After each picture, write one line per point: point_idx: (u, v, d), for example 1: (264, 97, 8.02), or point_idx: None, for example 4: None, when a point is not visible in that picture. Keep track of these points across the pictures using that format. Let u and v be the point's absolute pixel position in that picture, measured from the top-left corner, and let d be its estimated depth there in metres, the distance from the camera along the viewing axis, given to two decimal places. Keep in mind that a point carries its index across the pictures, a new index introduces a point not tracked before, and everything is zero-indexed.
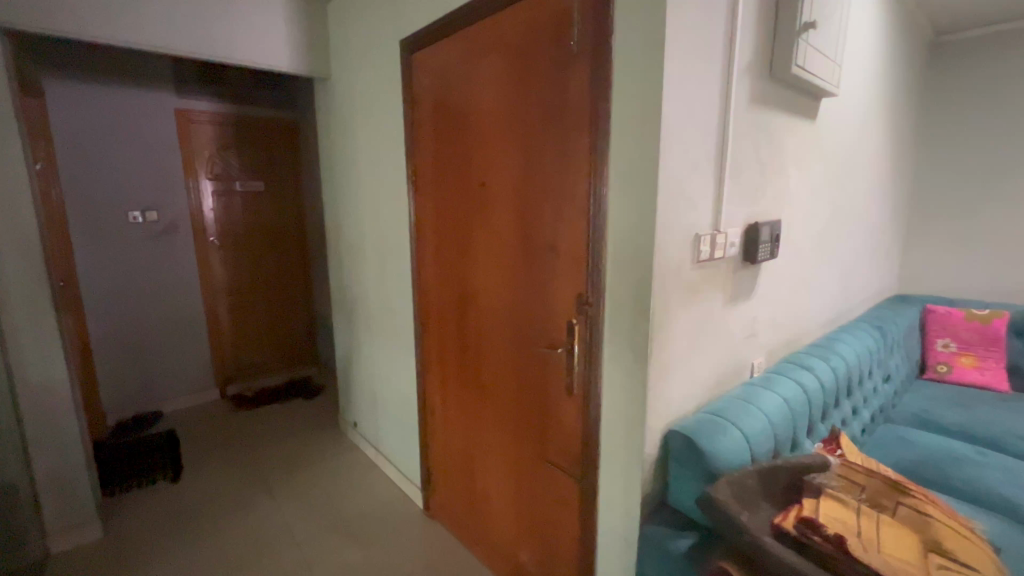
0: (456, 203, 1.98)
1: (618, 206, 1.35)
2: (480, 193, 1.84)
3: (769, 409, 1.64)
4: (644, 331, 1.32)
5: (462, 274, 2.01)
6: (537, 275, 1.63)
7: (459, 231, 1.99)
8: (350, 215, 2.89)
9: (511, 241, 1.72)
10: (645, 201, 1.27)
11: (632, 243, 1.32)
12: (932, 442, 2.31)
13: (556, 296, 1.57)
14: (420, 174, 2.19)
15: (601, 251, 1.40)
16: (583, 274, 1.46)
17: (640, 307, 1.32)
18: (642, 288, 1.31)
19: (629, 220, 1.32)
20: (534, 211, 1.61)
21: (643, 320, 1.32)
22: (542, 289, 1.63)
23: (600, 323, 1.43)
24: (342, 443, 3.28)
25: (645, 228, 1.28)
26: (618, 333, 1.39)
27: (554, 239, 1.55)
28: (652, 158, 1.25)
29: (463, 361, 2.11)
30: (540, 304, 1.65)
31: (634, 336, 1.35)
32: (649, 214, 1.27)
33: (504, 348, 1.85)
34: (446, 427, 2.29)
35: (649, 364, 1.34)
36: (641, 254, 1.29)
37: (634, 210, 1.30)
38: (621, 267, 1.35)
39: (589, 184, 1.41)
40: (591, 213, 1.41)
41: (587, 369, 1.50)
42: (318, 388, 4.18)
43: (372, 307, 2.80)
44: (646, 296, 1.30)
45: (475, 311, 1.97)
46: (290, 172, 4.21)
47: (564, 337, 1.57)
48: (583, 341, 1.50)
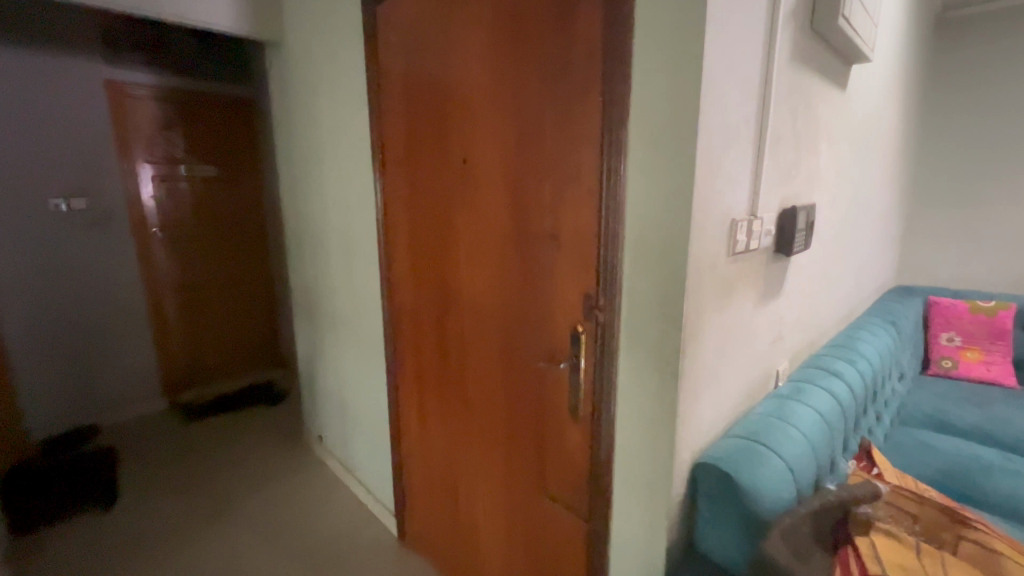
0: (433, 187, 1.66)
1: (639, 185, 1.06)
2: (462, 173, 1.52)
3: (807, 429, 1.39)
4: (675, 343, 1.04)
5: (442, 271, 1.69)
6: (533, 273, 1.34)
7: (437, 221, 1.67)
8: (310, 202, 2.52)
9: (501, 232, 1.41)
10: (677, 178, 0.99)
11: (659, 233, 1.03)
12: (955, 447, 2.13)
13: (557, 297, 1.28)
14: (388, 153, 1.85)
15: (617, 243, 1.10)
16: (593, 272, 1.17)
17: (669, 314, 1.04)
18: (672, 291, 1.03)
19: (655, 202, 1.03)
20: (529, 195, 1.30)
21: (672, 330, 1.04)
22: (539, 290, 1.33)
23: (615, 332, 1.15)
24: (306, 458, 2.94)
25: (677, 213, 1.00)
26: (640, 345, 1.11)
27: (555, 227, 1.25)
28: (688, 121, 0.96)
29: (444, 372, 1.80)
30: (536, 308, 1.35)
31: (661, 350, 1.07)
32: (683, 195, 0.99)
33: (494, 360, 1.55)
34: (424, 447, 1.98)
35: (680, 385, 1.07)
36: (672, 246, 1.01)
37: (661, 189, 1.02)
38: (644, 262, 1.07)
39: (600, 157, 1.11)
40: (602, 196, 1.11)
41: (596, 388, 1.21)
42: (282, 393, 3.80)
43: (336, 307, 2.46)
44: (677, 300, 1.02)
45: (458, 315, 1.66)
46: (245, 155, 3.78)
47: (567, 349, 1.27)
48: (591, 353, 1.21)
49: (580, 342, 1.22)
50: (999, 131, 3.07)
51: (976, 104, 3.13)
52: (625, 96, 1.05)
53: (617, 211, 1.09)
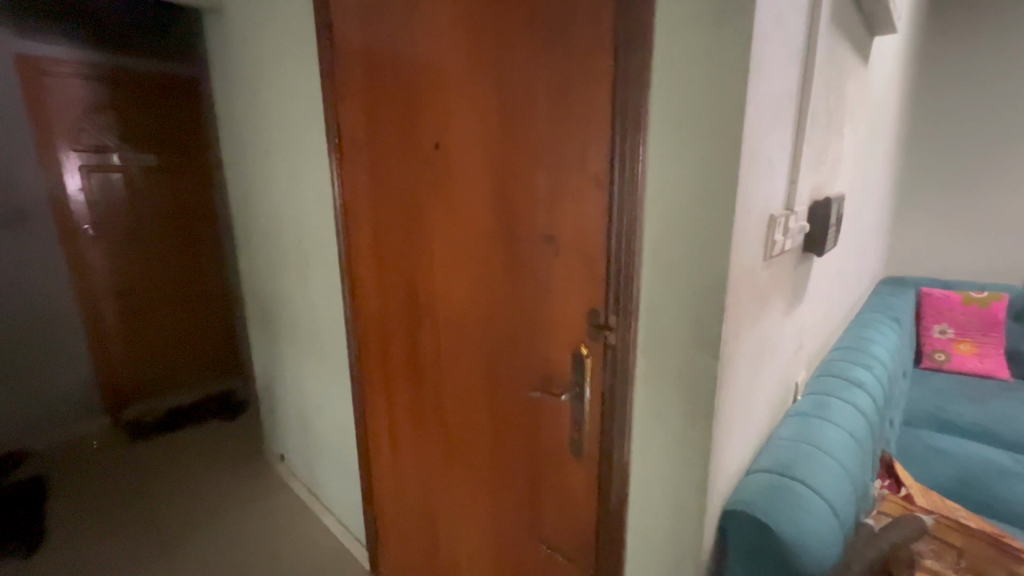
0: (399, 179, 1.39)
1: (663, 177, 0.84)
2: (434, 163, 1.26)
3: (841, 454, 1.21)
4: (710, 373, 0.83)
5: (413, 278, 1.44)
6: (524, 284, 1.10)
7: (405, 219, 1.40)
8: (260, 196, 2.21)
9: (484, 235, 1.16)
10: (716, 165, 0.77)
11: (690, 236, 0.82)
12: (964, 450, 2.02)
13: (555, 312, 1.05)
14: (346, 139, 1.57)
15: (634, 249, 0.88)
16: (601, 284, 0.94)
17: (703, 338, 0.83)
18: (708, 309, 0.81)
19: (685, 197, 0.81)
20: (518, 188, 1.06)
21: (707, 357, 0.83)
22: (532, 305, 1.09)
23: (630, 357, 0.93)
24: (268, 481, 2.64)
25: (716, 210, 0.78)
26: (663, 374, 0.90)
27: (550, 229, 1.01)
28: (731, 91, 0.74)
29: (418, 395, 1.55)
30: (527, 327, 1.12)
31: (690, 381, 0.86)
32: (724, 187, 0.77)
33: (477, 385, 1.31)
34: (398, 476, 1.73)
35: (715, 424, 0.86)
36: (709, 251, 0.80)
37: (694, 180, 0.80)
38: (669, 273, 0.85)
39: (609, 140, 0.88)
40: (613, 189, 0.88)
41: (605, 425, 0.99)
42: (241, 405, 3.47)
43: (294, 315, 2.16)
44: (715, 319, 0.81)
45: (433, 331, 1.41)
46: (190, 142, 3.39)
47: (567, 375, 1.05)
48: (599, 381, 0.99)
49: (585, 368, 1.00)
50: (989, 116, 3.00)
51: (967, 87, 3.03)
52: (644, 59, 0.81)
53: (634, 207, 0.86)
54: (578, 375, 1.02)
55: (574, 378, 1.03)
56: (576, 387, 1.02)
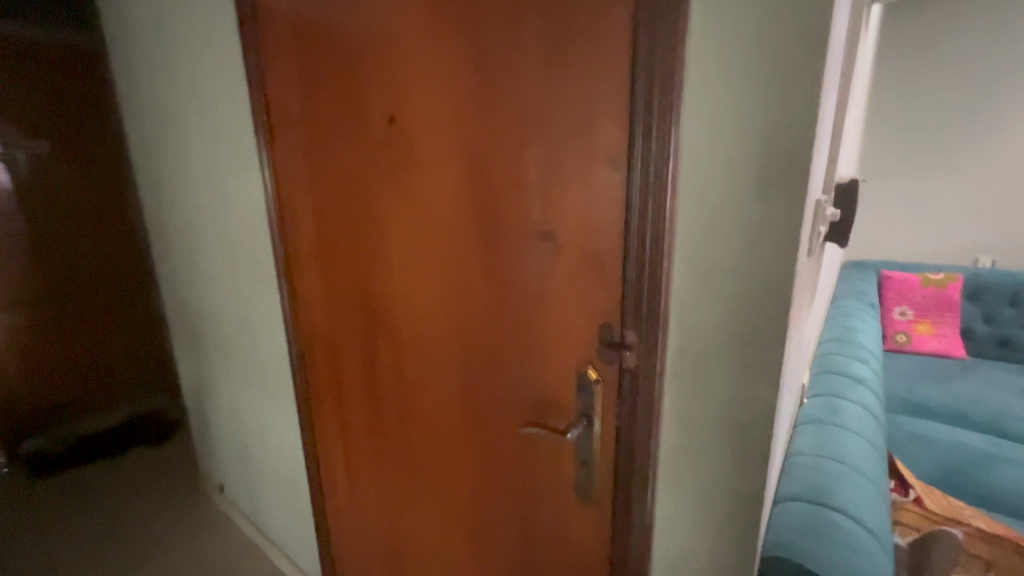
0: (346, 166, 1.13)
1: (705, 156, 0.64)
2: (389, 145, 1.01)
3: (866, 466, 1.09)
4: (766, 408, 0.66)
5: (367, 287, 1.18)
6: (511, 295, 0.88)
7: (355, 215, 1.14)
8: (176, 185, 1.85)
9: (457, 234, 0.93)
10: (782, 143, 0.59)
11: (742, 234, 0.63)
12: (943, 434, 2.01)
13: (552, 328, 0.84)
14: (276, 116, 1.27)
15: (661, 250, 0.68)
16: (616, 294, 0.74)
17: (757, 364, 0.65)
18: (764, 328, 0.64)
19: (736, 183, 0.62)
20: (503, 174, 0.83)
21: (763, 388, 0.66)
22: (521, 318, 0.88)
23: (654, 383, 0.74)
24: (203, 513, 2.28)
25: (778, 202, 0.61)
26: (697, 403, 0.71)
27: (547, 225, 0.80)
28: (804, 44, 0.56)
29: (379, 424, 1.30)
30: (515, 347, 0.90)
31: (737, 412, 0.68)
32: (793, 170, 0.59)
33: (452, 414, 1.08)
34: (358, 514, 1.48)
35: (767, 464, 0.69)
36: (767, 256, 0.62)
37: (749, 161, 0.61)
38: (708, 276, 0.67)
39: (627, 109, 0.67)
40: (635, 173, 0.68)
41: (621, 468, 0.79)
42: (169, 429, 2.97)
43: (225, 325, 1.84)
44: (774, 340, 0.64)
45: (395, 350, 1.17)
46: (87, 118, 2.82)
47: (570, 406, 0.85)
48: (613, 411, 0.79)
49: (595, 398, 0.80)
50: (943, 99, 3.04)
51: (921, 69, 3.06)
52: None
53: (665, 197, 0.66)
54: (585, 406, 0.82)
55: (581, 410, 0.83)
56: (583, 422, 0.81)
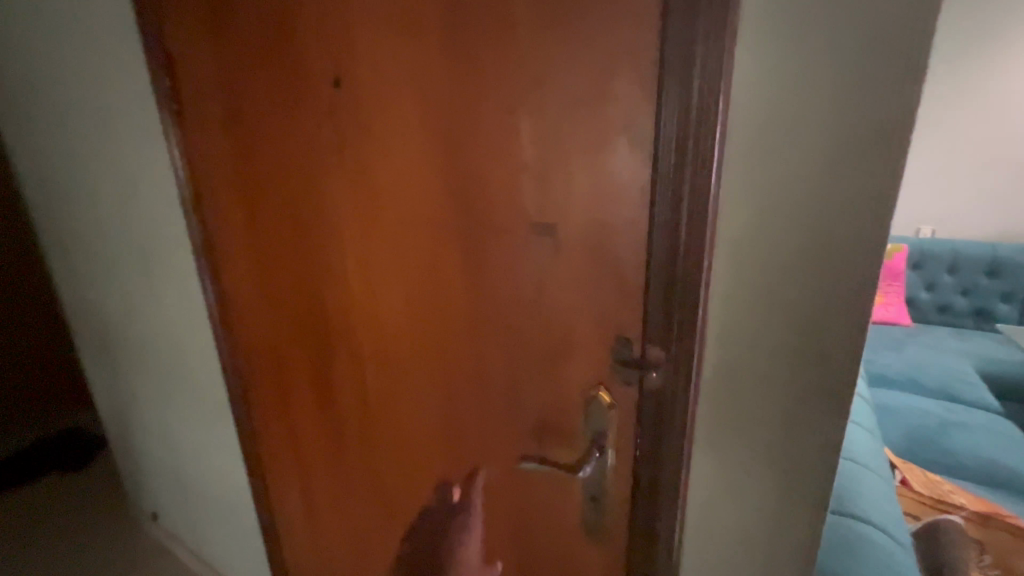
0: (278, 144, 0.90)
1: (767, 134, 0.50)
2: (336, 117, 0.80)
3: (869, 459, 1.05)
4: (822, 436, 0.56)
5: (315, 293, 0.97)
6: (502, 305, 0.71)
7: (294, 206, 0.92)
8: (53, 164, 1.49)
9: (428, 229, 0.75)
10: (872, 119, 0.47)
11: (812, 233, 0.51)
12: (905, 402, 2.07)
13: (555, 340, 0.68)
14: (184, 81, 1.01)
15: (702, 251, 0.54)
16: (637, 301, 0.61)
17: (822, 388, 0.54)
18: (832, 347, 0.53)
19: (810, 170, 0.50)
20: (491, 155, 0.65)
21: (830, 417, 0.55)
22: (513, 328, 0.71)
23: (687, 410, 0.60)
24: (132, 545, 1.99)
25: (856, 188, 0.48)
26: (738, 431, 0.59)
27: (548, 218, 0.63)
28: None
29: (337, 449, 1.11)
30: (507, 367, 0.74)
31: (784, 439, 0.57)
32: (886, 154, 0.47)
33: (428, 441, 0.91)
34: (321, 545, 1.30)
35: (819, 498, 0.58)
36: (840, 260, 0.50)
37: (828, 143, 0.48)
38: (759, 281, 0.54)
39: (658, 69, 0.53)
40: (668, 154, 0.53)
41: (642, 506, 0.66)
42: (83, 456, 2.41)
43: (138, 334, 1.53)
44: (847, 361, 0.53)
45: (354, 367, 0.98)
46: None
47: (577, 437, 0.70)
48: (631, 439, 0.66)
49: (610, 426, 0.67)
50: None
51: None
52: None
53: (711, 186, 0.52)
54: (597, 435, 0.68)
55: (591, 440, 0.68)
56: (596, 455, 0.67)
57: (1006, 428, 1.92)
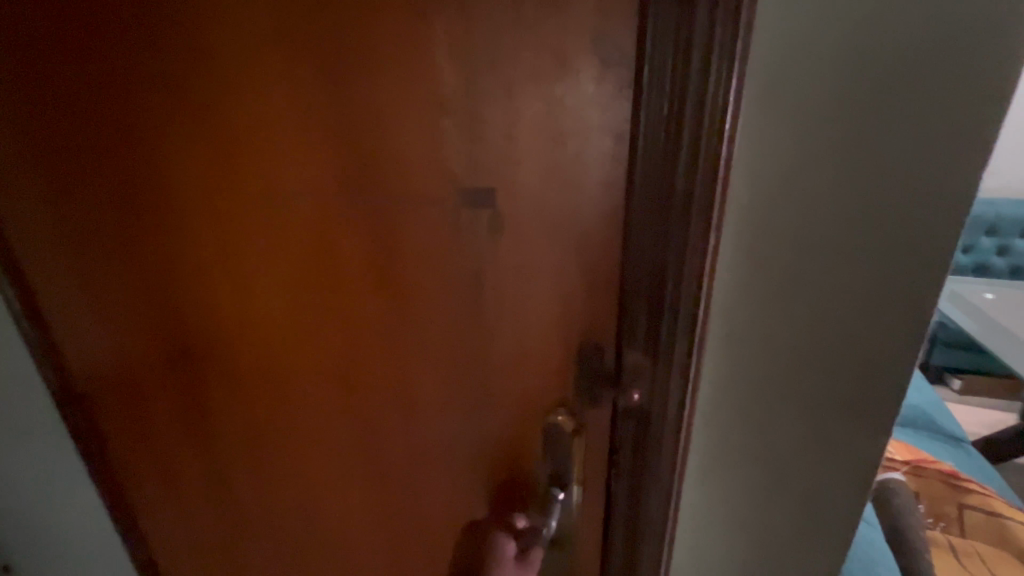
0: (27, 107, 0.53)
1: (814, 52, 0.35)
2: (127, 53, 0.47)
3: None
4: (843, 449, 0.45)
5: (134, 343, 0.62)
6: (436, 317, 0.51)
7: (78, 210, 0.56)
8: None
9: (319, 222, 0.50)
10: (968, 32, 0.32)
11: (865, 199, 0.37)
12: None
13: (510, 344, 0.50)
14: None
15: (710, 230, 0.38)
16: (612, 292, 0.45)
17: (857, 395, 0.43)
18: (868, 349, 0.41)
19: (873, 107, 0.35)
20: (404, 105, 0.43)
21: (861, 428, 0.44)
22: (463, 335, 0.51)
23: (678, 433, 0.45)
24: None
25: (922, 136, 0.35)
26: (740, 451, 0.47)
27: (495, 185, 0.44)
28: None
29: (205, 544, 0.78)
30: (450, 399, 0.54)
31: (796, 457, 0.46)
32: (980, 84, 0.33)
33: (343, 511, 0.66)
34: None
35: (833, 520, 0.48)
36: (893, 235, 0.38)
37: (901, 68, 0.34)
38: (783, 265, 0.40)
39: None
40: (658, 88, 0.36)
41: (618, 547, 0.53)
42: None
43: None
44: (886, 363, 0.41)
45: (216, 438, 0.66)
46: None
47: (532, 470, 0.54)
48: (604, 464, 0.51)
49: (575, 458, 0.51)
50: None
51: None
52: None
53: (729, 133, 0.36)
54: (559, 470, 0.52)
55: (552, 477, 0.52)
56: (560, 497, 0.51)
57: None
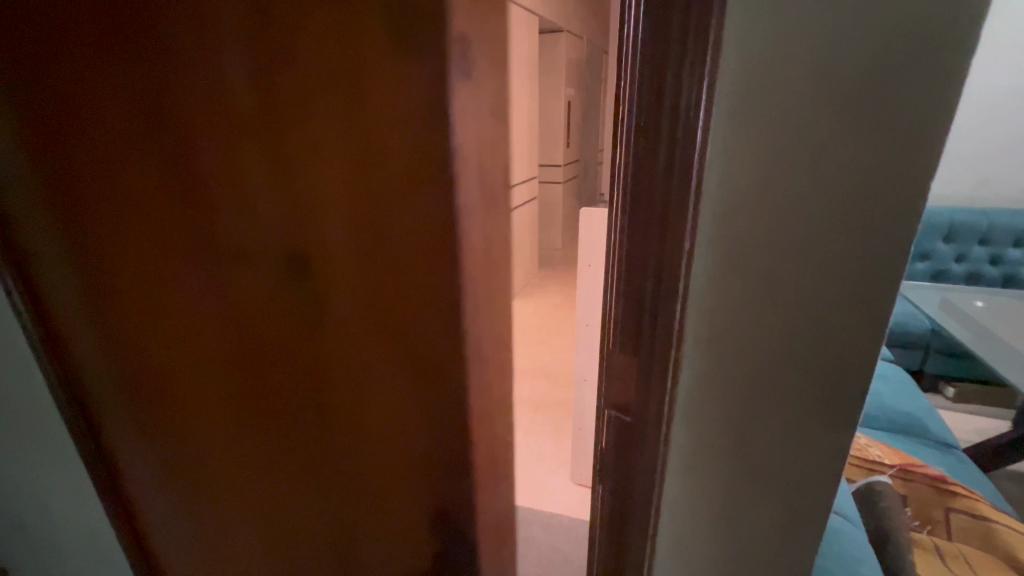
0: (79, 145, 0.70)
1: (779, 70, 0.37)
2: (191, 81, 0.68)
3: None
4: (819, 438, 0.47)
5: (212, 343, 0.82)
6: (359, 268, 0.79)
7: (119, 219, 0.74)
8: None
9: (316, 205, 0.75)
10: (920, 46, 0.35)
11: (835, 200, 0.39)
12: None
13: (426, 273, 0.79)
14: None
15: (686, 226, 0.41)
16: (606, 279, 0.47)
17: (831, 393, 0.45)
18: (841, 341, 0.43)
19: (835, 118, 0.38)
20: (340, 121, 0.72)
21: (833, 421, 0.46)
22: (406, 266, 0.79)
23: (663, 419, 0.47)
24: None
25: (888, 136, 0.37)
26: (722, 440, 0.49)
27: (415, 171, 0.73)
28: None
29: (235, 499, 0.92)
30: (431, 312, 0.81)
31: (773, 445, 0.48)
32: (937, 99, 0.36)
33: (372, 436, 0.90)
34: None
35: (810, 511, 0.50)
36: (862, 233, 0.40)
37: (857, 82, 0.37)
38: (759, 261, 0.42)
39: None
40: (638, 108, 0.39)
41: (606, 532, 0.55)
42: None
43: None
44: (857, 355, 0.43)
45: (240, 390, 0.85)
46: None
47: None
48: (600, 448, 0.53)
49: None
50: None
51: None
52: None
53: (702, 149, 0.39)
54: None
55: None
56: None
57: (900, 375, 1.99)
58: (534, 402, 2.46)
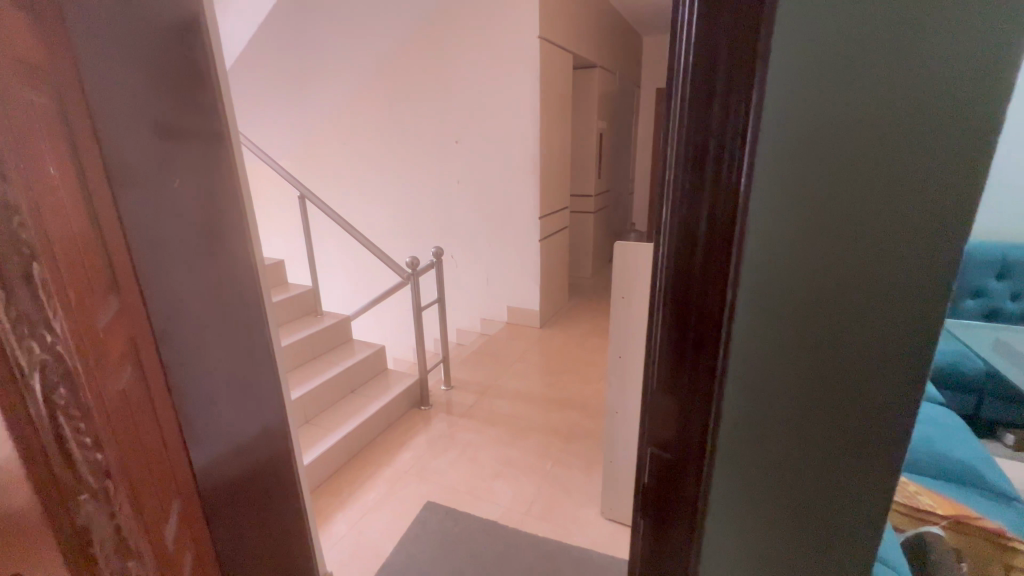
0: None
1: (838, 102, 0.38)
2: None
3: None
4: (857, 472, 0.48)
5: None
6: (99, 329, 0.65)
7: None
8: None
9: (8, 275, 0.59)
10: (963, 103, 0.38)
11: (876, 244, 0.42)
12: None
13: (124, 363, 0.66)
14: None
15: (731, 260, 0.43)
16: (656, 308, 0.50)
17: (869, 427, 0.47)
18: (883, 377, 0.45)
19: (894, 154, 0.39)
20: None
21: (873, 453, 0.47)
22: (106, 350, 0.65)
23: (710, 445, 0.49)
24: None
25: (930, 185, 0.40)
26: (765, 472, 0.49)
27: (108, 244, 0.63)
28: None
29: None
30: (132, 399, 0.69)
31: (814, 480, 0.49)
32: (970, 155, 0.39)
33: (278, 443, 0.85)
34: None
35: (844, 546, 0.51)
36: (903, 274, 0.42)
37: (915, 124, 0.38)
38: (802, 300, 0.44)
39: (678, 21, 0.43)
40: (686, 131, 0.43)
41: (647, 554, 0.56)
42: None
43: None
44: (895, 390, 0.45)
45: None
46: None
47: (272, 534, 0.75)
48: (647, 470, 0.54)
49: None
50: None
51: None
52: None
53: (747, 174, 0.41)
54: None
55: None
56: None
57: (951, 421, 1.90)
58: (562, 433, 2.44)
